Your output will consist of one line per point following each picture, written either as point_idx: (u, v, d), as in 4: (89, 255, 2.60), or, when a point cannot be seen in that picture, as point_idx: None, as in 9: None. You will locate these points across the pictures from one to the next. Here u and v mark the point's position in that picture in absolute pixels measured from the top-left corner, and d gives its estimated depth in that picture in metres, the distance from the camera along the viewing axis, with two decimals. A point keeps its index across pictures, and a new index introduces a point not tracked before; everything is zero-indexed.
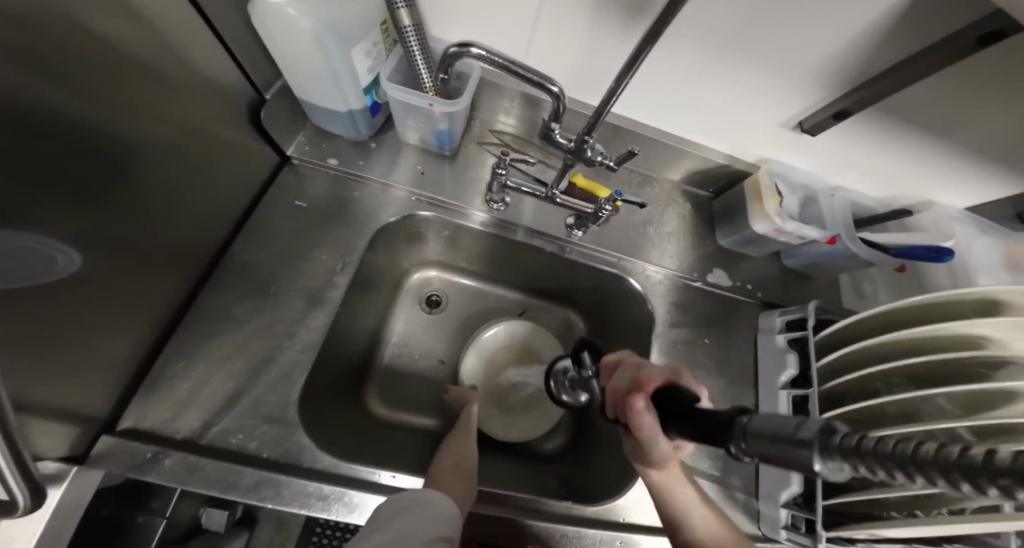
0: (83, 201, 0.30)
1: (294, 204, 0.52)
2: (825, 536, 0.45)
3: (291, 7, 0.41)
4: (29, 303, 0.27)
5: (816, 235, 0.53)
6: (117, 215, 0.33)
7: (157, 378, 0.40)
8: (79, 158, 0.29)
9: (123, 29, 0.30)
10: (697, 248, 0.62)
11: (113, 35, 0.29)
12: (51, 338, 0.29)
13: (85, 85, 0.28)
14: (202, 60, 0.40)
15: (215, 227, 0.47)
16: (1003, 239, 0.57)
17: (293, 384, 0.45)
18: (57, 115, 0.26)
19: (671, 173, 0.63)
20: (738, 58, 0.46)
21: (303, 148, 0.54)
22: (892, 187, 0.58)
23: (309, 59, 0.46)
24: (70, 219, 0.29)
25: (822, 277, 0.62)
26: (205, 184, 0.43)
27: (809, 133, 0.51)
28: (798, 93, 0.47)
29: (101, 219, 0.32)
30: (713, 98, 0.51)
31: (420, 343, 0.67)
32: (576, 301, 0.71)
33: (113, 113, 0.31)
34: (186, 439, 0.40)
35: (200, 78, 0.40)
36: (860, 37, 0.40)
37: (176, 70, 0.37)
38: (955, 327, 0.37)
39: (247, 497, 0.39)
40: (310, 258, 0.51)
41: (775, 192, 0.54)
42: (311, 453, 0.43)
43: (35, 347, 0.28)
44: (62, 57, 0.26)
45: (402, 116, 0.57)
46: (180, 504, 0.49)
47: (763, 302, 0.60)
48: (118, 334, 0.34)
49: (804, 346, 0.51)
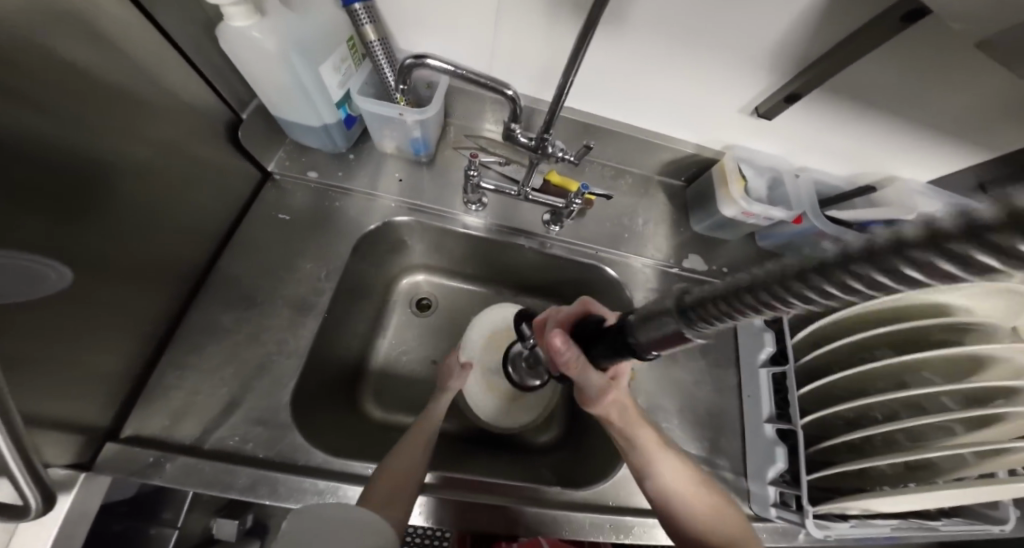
0: (61, 221, 0.32)
1: (278, 216, 0.56)
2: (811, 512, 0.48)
3: (256, 30, 0.38)
4: (16, 310, 0.30)
5: (782, 215, 0.54)
6: (95, 235, 0.36)
7: (153, 388, 0.46)
8: (55, 184, 0.31)
9: (90, 58, 0.32)
10: (673, 236, 0.64)
11: (81, 65, 0.31)
12: (38, 353, 0.33)
13: (57, 112, 0.30)
14: (172, 81, 0.41)
15: (201, 247, 0.50)
16: None
17: (284, 387, 0.49)
18: (27, 143, 0.28)
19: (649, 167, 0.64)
20: (685, 52, 0.47)
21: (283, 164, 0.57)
22: (857, 167, 0.58)
23: (278, 79, 0.43)
24: (55, 239, 0.32)
25: None
26: (184, 203, 0.45)
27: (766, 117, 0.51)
28: (752, 78, 0.48)
29: (85, 241, 0.35)
30: (665, 95, 0.53)
31: (408, 346, 0.70)
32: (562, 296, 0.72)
33: (91, 137, 0.33)
34: (187, 445, 0.45)
35: (172, 99, 0.41)
36: (793, 24, 0.41)
37: (147, 93, 0.38)
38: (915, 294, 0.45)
39: (245, 495, 0.43)
40: (295, 267, 0.54)
41: (740, 175, 0.55)
42: (304, 452, 0.47)
43: (31, 360, 0.32)
44: (33, 90, 0.28)
45: (377, 128, 0.55)
46: (188, 518, 0.71)
47: None
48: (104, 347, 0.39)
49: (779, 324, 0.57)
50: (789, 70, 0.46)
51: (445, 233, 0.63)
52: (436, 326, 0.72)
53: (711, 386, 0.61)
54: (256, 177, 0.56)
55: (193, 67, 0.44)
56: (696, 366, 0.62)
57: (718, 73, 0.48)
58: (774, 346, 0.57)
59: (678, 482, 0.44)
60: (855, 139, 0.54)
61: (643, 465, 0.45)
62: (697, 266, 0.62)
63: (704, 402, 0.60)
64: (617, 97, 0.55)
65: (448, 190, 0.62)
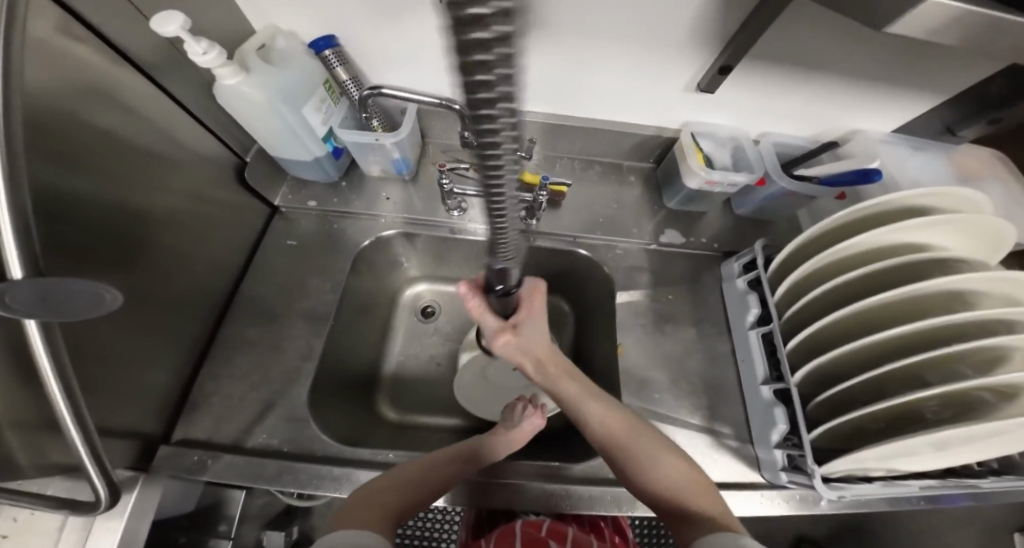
0: (104, 256, 0.39)
1: (287, 242, 0.64)
2: (817, 471, 0.46)
3: (245, 85, 0.46)
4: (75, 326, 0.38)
5: (741, 179, 0.59)
6: (133, 270, 0.43)
7: (194, 400, 0.53)
8: (98, 228, 0.38)
9: (121, 123, 0.40)
10: (648, 215, 0.70)
11: (113, 129, 0.39)
12: (94, 363, 0.40)
13: (95, 169, 0.38)
14: (185, 136, 0.49)
15: (222, 276, 0.58)
16: (941, 153, 0.62)
17: (301, 387, 0.55)
18: (72, 194, 0.35)
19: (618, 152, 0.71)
20: (619, 42, 0.54)
21: (287, 197, 0.65)
22: (811, 124, 0.62)
23: (268, 124, 0.51)
24: (103, 272, 0.40)
25: (776, 220, 0.67)
26: (205, 238, 0.53)
27: (708, 90, 0.56)
28: (684, 54, 0.54)
29: (124, 273, 0.42)
30: (612, 84, 0.60)
31: (417, 350, 0.75)
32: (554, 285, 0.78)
33: (122, 188, 0.41)
34: (227, 444, 0.52)
35: (187, 151, 0.50)
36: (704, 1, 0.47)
37: (167, 148, 0.47)
38: (876, 233, 0.45)
39: (273, 484, 0.49)
40: (305, 285, 0.61)
41: (695, 149, 0.61)
42: (322, 443, 0.52)
43: (88, 369, 0.40)
44: (76, 154, 0.36)
45: (363, 155, 0.62)
46: (242, 531, 0.78)
47: (722, 251, 0.67)
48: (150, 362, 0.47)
49: (760, 284, 0.58)
50: (711, 44, 0.52)
51: (437, 241, 0.69)
52: (443, 328, 0.78)
53: (705, 356, 0.62)
54: (266, 212, 0.64)
55: (200, 121, 0.52)
56: (687, 335, 0.64)
57: (652, 55, 0.54)
58: (759, 306, 0.56)
59: (609, 428, 0.48)
60: (797, 97, 0.58)
61: (574, 414, 0.50)
62: (674, 240, 0.68)
63: (699, 370, 0.61)
64: (571, 94, 0.62)
65: (434, 200, 0.68)
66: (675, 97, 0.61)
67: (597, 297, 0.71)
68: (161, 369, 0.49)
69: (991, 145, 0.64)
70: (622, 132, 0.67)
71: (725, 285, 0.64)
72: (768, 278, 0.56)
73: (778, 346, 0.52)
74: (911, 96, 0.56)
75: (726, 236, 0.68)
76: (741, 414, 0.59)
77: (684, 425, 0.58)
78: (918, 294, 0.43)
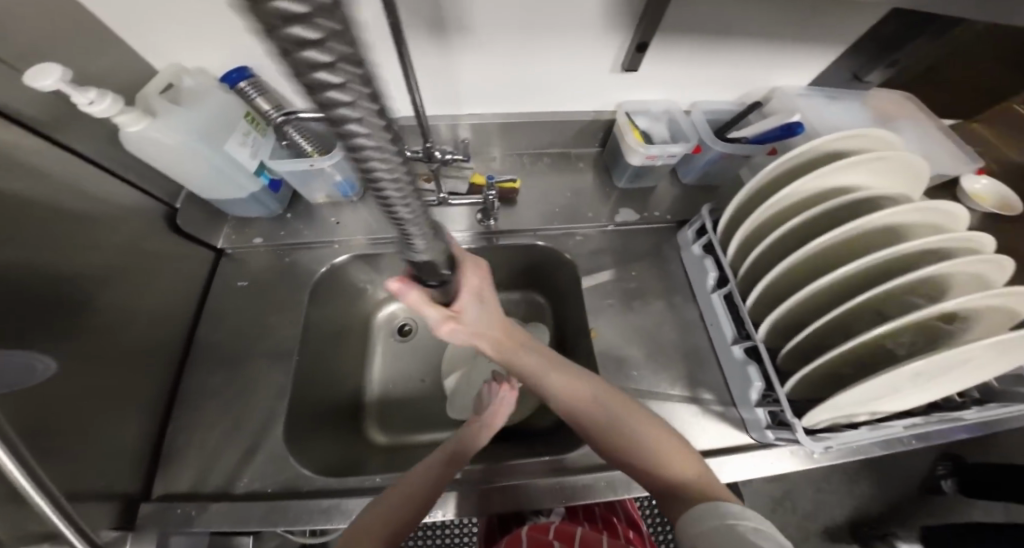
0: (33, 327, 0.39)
1: (239, 283, 0.64)
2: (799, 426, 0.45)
3: (157, 130, 0.49)
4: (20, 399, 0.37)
5: (680, 149, 0.60)
6: (70, 335, 0.43)
7: (168, 453, 0.53)
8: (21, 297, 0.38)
9: (32, 187, 0.40)
10: (602, 197, 0.70)
11: (22, 192, 0.39)
12: (47, 432, 0.40)
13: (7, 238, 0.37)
14: (103, 191, 0.49)
15: (176, 326, 0.58)
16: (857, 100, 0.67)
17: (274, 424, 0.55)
18: None
19: (563, 140, 0.71)
20: (539, 36, 0.54)
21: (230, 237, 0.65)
22: (737, 85, 0.64)
23: (194, 165, 0.53)
24: (36, 343, 0.39)
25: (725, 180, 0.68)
26: (149, 292, 0.53)
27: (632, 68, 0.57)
28: (603, 36, 0.54)
29: (60, 340, 0.42)
30: (540, 76, 0.60)
31: (395, 369, 0.75)
32: (526, 284, 0.78)
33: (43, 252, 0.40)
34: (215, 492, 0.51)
35: (110, 205, 0.50)
36: None
37: (88, 206, 0.46)
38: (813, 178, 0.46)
39: (263, 525, 0.49)
40: (268, 323, 0.62)
41: (632, 126, 0.63)
42: (306, 478, 0.52)
43: (42, 440, 0.39)
44: None
45: (305, 186, 0.65)
46: None
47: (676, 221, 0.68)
48: (114, 420, 0.47)
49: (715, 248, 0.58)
50: (627, 22, 0.53)
51: (398, 257, 0.69)
52: (419, 343, 0.78)
53: (676, 327, 0.62)
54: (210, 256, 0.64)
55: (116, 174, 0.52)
56: (658, 311, 0.64)
57: (572, 42, 0.55)
58: (716, 269, 0.57)
59: (566, 391, 0.50)
60: (711, 65, 0.60)
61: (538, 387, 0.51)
62: (629, 218, 0.69)
63: (673, 341, 0.61)
64: (505, 91, 0.62)
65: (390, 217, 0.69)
66: (604, 80, 0.62)
67: (565, 288, 0.71)
68: (128, 427, 0.49)
69: (898, 90, 0.73)
70: (563, 121, 0.67)
71: (684, 254, 0.65)
72: (719, 240, 0.57)
73: (737, 306, 0.52)
74: (823, 45, 0.59)
75: (680, 206, 0.69)
76: (720, 377, 0.59)
77: (666, 399, 0.57)
78: (868, 229, 0.43)
